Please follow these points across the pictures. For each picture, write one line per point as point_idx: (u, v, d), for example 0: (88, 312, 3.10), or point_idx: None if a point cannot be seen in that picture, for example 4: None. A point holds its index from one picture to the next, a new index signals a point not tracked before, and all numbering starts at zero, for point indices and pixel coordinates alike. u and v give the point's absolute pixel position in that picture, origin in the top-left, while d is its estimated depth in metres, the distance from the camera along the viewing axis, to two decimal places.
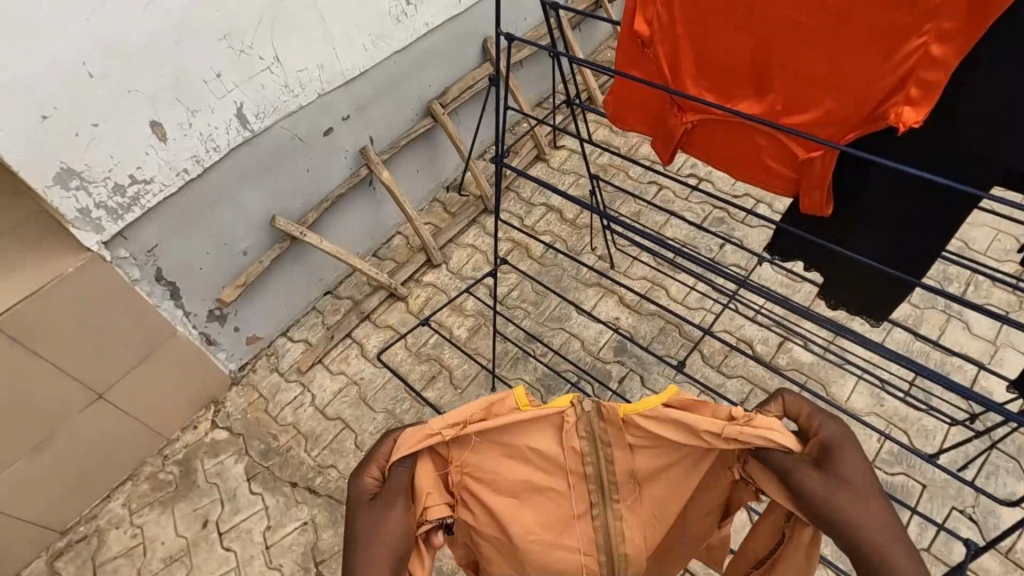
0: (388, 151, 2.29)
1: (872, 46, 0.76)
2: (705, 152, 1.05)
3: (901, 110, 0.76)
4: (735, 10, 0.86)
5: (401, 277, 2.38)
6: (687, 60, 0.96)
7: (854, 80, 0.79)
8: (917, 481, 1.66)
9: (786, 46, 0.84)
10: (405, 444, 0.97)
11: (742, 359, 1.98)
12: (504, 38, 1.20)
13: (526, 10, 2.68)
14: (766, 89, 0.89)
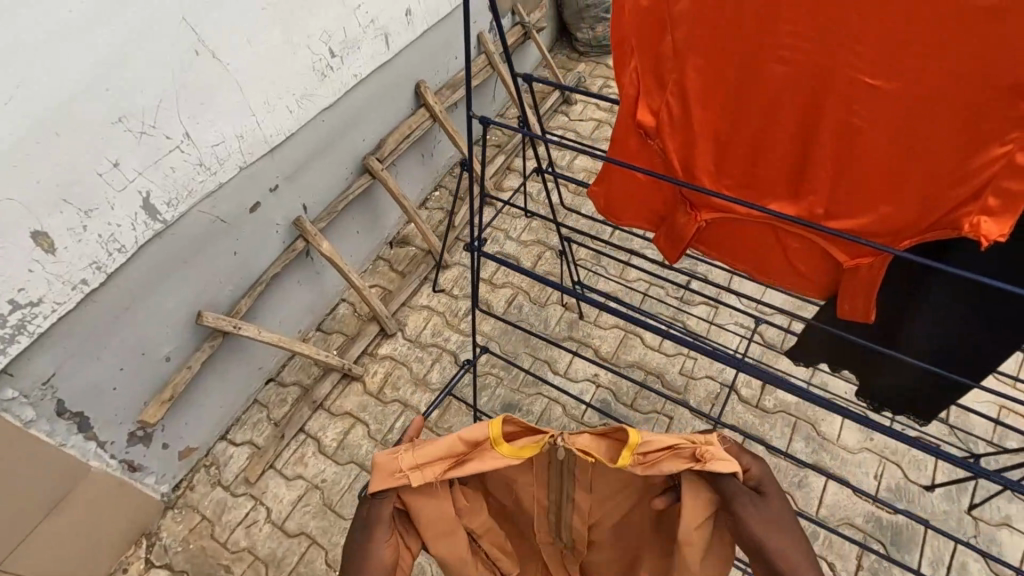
0: (324, 217, 2.05)
1: (943, 151, 0.68)
2: (721, 252, 0.94)
3: (977, 220, 0.68)
4: (771, 107, 0.76)
5: (353, 355, 2.14)
6: (707, 156, 0.85)
7: (917, 186, 0.71)
8: (919, 517, 1.65)
9: (834, 147, 0.75)
10: (380, 481, 0.98)
11: (730, 407, 1.91)
12: (477, 120, 1.03)
13: (457, 48, 2.51)
14: (805, 190, 0.81)
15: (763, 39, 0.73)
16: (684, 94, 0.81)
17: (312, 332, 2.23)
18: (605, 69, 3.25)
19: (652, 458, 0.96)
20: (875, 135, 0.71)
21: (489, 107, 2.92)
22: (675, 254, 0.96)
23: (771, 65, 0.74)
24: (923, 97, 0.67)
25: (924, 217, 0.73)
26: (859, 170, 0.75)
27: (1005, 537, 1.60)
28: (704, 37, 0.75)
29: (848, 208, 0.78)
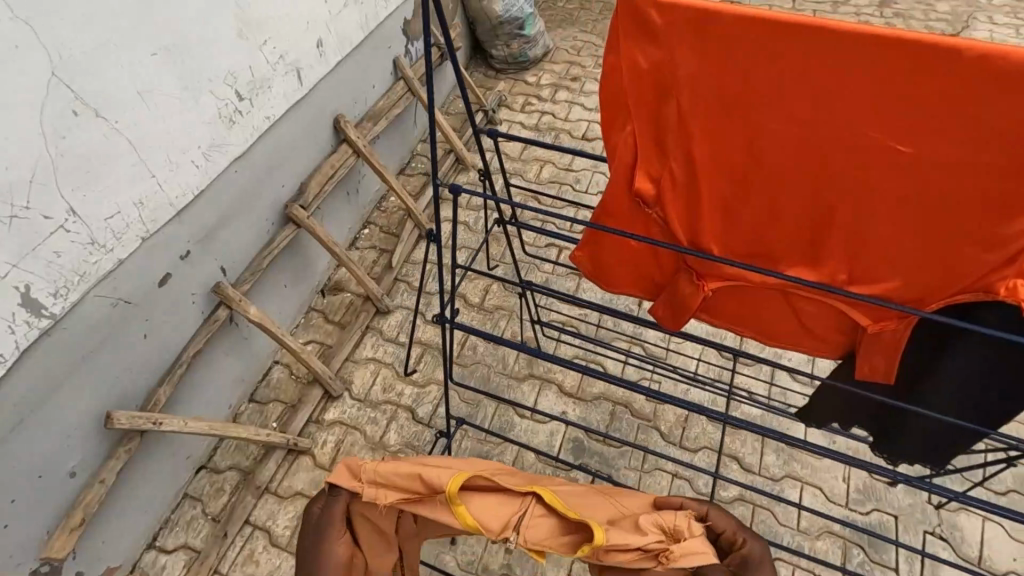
0: (248, 278, 1.82)
1: (972, 216, 0.66)
2: (728, 316, 0.90)
3: (1015, 283, 0.68)
4: (794, 175, 0.71)
5: (296, 427, 1.93)
6: (714, 222, 0.79)
7: (950, 250, 0.69)
8: (889, 513, 1.72)
9: (854, 212, 0.71)
10: (343, 479, 1.01)
11: (701, 428, 1.89)
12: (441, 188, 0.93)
13: (374, 76, 2.35)
14: (824, 256, 0.77)
15: (778, 106, 0.67)
16: (689, 160, 0.74)
17: (244, 404, 1.99)
18: (525, 85, 3.18)
19: (610, 559, 0.88)
20: (900, 201, 0.68)
21: (412, 134, 2.76)
22: (677, 323, 0.91)
23: (787, 132, 0.68)
24: (955, 164, 0.63)
25: (950, 277, 0.71)
26: (882, 234, 0.71)
27: (965, 520, 1.69)
28: (710, 102, 0.69)
29: (868, 269, 0.75)
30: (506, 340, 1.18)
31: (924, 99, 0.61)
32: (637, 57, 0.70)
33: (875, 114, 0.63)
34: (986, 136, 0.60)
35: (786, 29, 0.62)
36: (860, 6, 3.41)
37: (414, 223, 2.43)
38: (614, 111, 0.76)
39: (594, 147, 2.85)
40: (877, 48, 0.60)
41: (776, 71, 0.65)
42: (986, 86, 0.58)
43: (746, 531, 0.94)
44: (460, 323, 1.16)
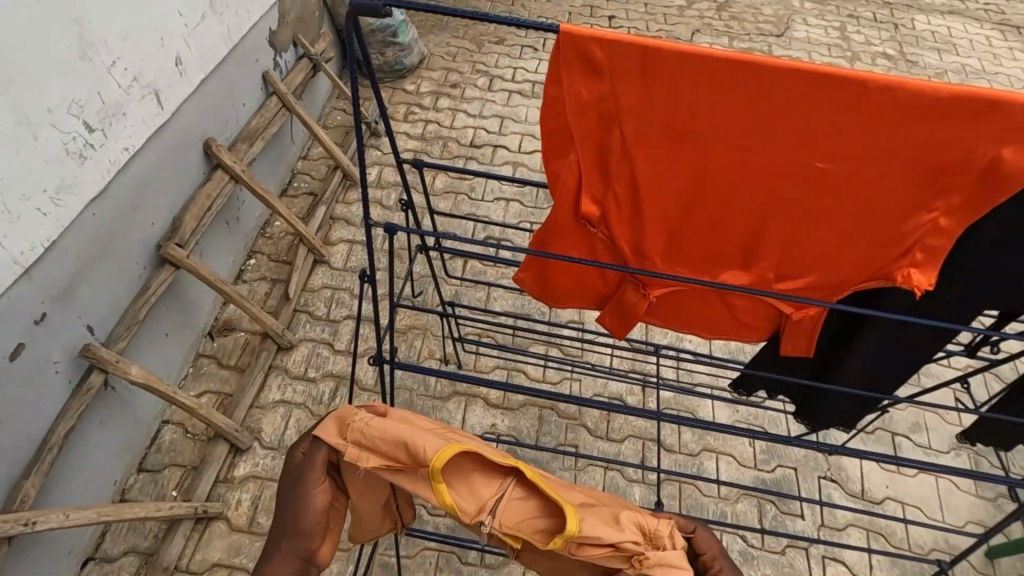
0: (124, 334, 1.59)
1: (871, 213, 0.78)
2: (677, 312, 1.03)
3: (908, 271, 0.82)
4: (733, 195, 0.81)
5: (202, 492, 1.72)
6: (657, 229, 0.87)
7: (857, 248, 0.83)
8: (790, 466, 1.93)
9: (778, 213, 0.82)
10: (330, 432, 0.94)
11: (623, 418, 1.99)
12: (385, 232, 0.89)
13: (243, 93, 2.15)
14: (757, 259, 0.89)
15: (720, 136, 0.74)
16: (634, 178, 0.81)
17: (132, 476, 1.76)
18: (405, 94, 3.10)
19: (583, 554, 0.89)
20: (815, 202, 0.79)
21: (290, 152, 2.57)
22: (630, 326, 1.01)
23: (720, 150, 0.76)
24: (858, 173, 0.74)
25: (854, 262, 0.85)
26: (799, 229, 0.83)
27: (847, 460, 1.95)
28: (651, 127, 0.75)
29: (789, 260, 0.87)
30: (444, 374, 1.15)
31: (834, 123, 0.70)
32: (581, 91, 0.72)
33: (794, 135, 0.72)
34: (882, 150, 0.71)
35: (720, 66, 0.67)
36: (701, 10, 3.76)
37: (306, 248, 2.27)
38: (557, 138, 0.78)
39: (484, 154, 2.86)
40: (797, 82, 0.67)
41: (711, 100, 0.71)
42: (887, 112, 0.67)
43: (726, 559, 0.99)
44: (398, 362, 1.10)
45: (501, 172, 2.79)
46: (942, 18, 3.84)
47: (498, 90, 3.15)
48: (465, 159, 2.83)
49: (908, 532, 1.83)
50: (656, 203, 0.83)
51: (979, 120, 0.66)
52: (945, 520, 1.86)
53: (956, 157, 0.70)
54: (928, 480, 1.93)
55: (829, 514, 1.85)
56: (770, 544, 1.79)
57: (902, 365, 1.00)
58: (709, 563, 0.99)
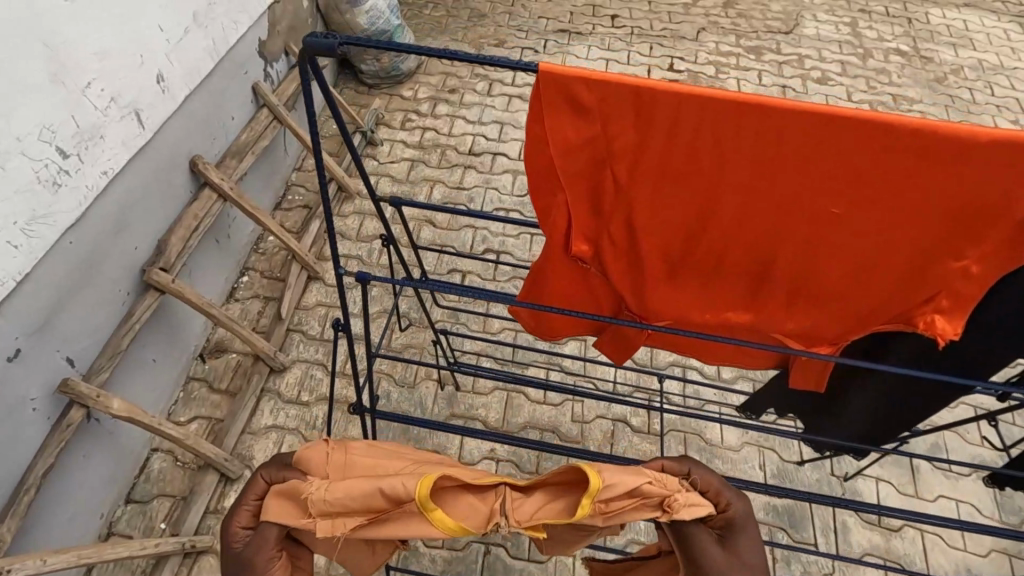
0: (106, 365, 1.54)
1: (896, 263, 0.69)
2: (674, 352, 0.92)
3: (932, 318, 0.71)
4: (729, 234, 0.71)
5: (190, 526, 1.66)
6: (653, 276, 0.78)
7: (872, 292, 0.72)
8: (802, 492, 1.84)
9: (788, 263, 0.72)
10: (287, 515, 0.82)
11: (627, 442, 1.91)
12: (359, 281, 0.82)
13: (232, 106, 2.08)
14: (758, 304, 0.78)
15: (710, 172, 0.65)
16: (628, 222, 0.72)
17: (120, 507, 1.71)
18: (402, 100, 3.02)
19: (613, 509, 0.78)
20: (830, 251, 0.70)
21: (283, 165, 2.51)
22: (624, 359, 0.91)
23: (723, 194, 0.67)
24: (881, 219, 0.65)
25: (875, 316, 0.75)
26: (813, 280, 0.73)
27: (863, 484, 1.86)
28: (645, 170, 0.67)
29: (801, 312, 0.77)
30: (428, 424, 1.10)
31: (852, 165, 0.61)
32: (567, 130, 0.64)
33: (807, 178, 0.64)
34: (908, 195, 0.62)
35: (722, 105, 0.59)
36: (708, 7, 3.65)
37: (299, 265, 2.21)
38: (541, 180, 0.70)
39: (483, 162, 2.78)
40: (812, 120, 0.59)
41: (712, 141, 0.63)
42: (898, 143, 0.59)
43: (730, 489, 0.85)
44: (379, 411, 1.06)
45: (500, 181, 2.71)
46: (958, 11, 3.71)
47: (498, 94, 3.07)
48: (464, 168, 2.75)
49: (928, 562, 1.74)
50: (641, 245, 0.74)
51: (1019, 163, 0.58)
52: (968, 549, 1.76)
53: (995, 204, 0.61)
54: (947, 505, 1.84)
55: (844, 543, 1.76)
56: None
57: (909, 419, 0.89)
58: (715, 498, 0.85)
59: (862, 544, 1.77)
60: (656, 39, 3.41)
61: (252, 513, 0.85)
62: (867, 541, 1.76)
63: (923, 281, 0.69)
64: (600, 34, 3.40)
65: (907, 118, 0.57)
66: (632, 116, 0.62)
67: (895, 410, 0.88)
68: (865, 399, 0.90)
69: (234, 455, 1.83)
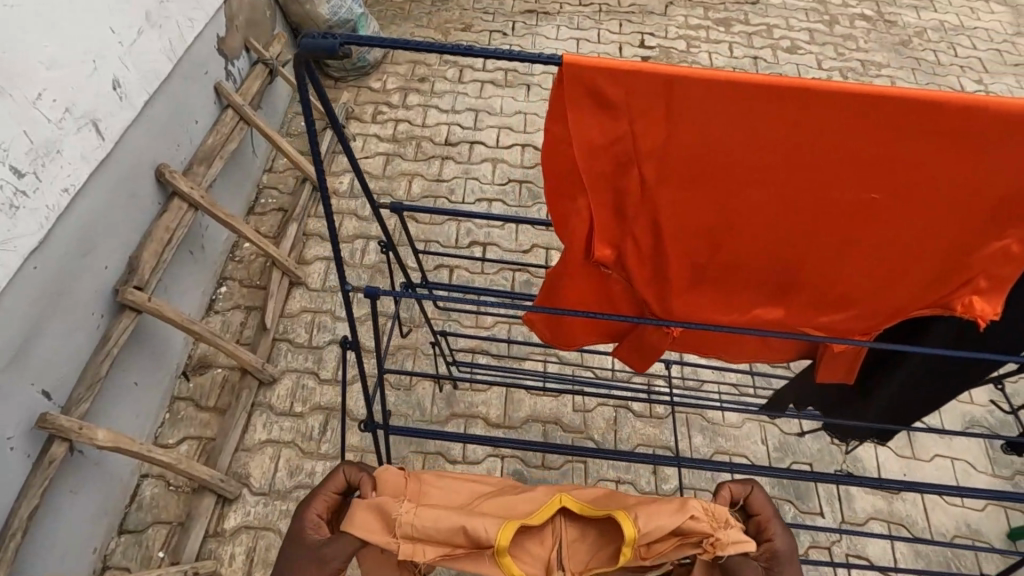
0: (86, 395, 1.45)
1: (934, 247, 0.67)
2: (697, 351, 0.89)
3: (969, 300, 0.70)
4: (761, 229, 0.68)
5: (191, 552, 1.60)
6: (680, 276, 0.74)
7: (907, 279, 0.71)
8: (805, 462, 1.87)
9: (823, 254, 0.70)
10: (373, 530, 0.80)
11: (630, 427, 1.91)
12: (366, 296, 0.77)
13: (195, 110, 1.97)
14: (788, 298, 0.76)
15: (743, 165, 0.62)
16: (655, 222, 0.68)
17: (114, 539, 1.63)
18: (371, 92, 2.92)
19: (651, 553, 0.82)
20: (866, 239, 0.67)
21: (253, 167, 2.40)
22: (649, 360, 0.87)
23: (756, 187, 0.64)
24: (919, 202, 0.63)
25: (912, 302, 0.73)
26: (847, 270, 0.71)
27: (863, 450, 1.90)
28: (674, 167, 0.63)
29: (834, 303, 0.75)
30: (442, 435, 1.09)
31: (892, 146, 0.59)
32: (590, 130, 0.60)
33: (845, 166, 0.61)
34: (947, 176, 0.61)
35: (760, 92, 0.56)
36: None
37: (280, 270, 2.13)
38: (560, 183, 0.66)
39: (460, 152, 2.71)
40: (851, 102, 0.56)
41: (747, 131, 0.59)
42: (939, 121, 0.57)
43: (778, 524, 0.84)
44: (390, 425, 1.01)
45: (480, 171, 2.65)
46: None
47: (469, 81, 2.99)
48: (441, 159, 2.68)
49: (929, 520, 1.78)
50: (668, 247, 0.71)
51: None
52: (966, 505, 1.82)
53: None
54: (944, 463, 1.89)
55: (848, 510, 1.79)
56: None
57: (936, 397, 0.90)
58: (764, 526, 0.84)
59: (866, 509, 1.80)
60: (625, 16, 3.36)
61: (328, 505, 0.86)
62: (871, 505, 1.80)
63: (960, 263, 0.68)
64: (568, 13, 3.33)
65: (949, 97, 0.55)
66: (663, 111, 0.59)
67: (930, 381, 0.88)
68: (892, 382, 0.90)
69: (230, 474, 1.77)
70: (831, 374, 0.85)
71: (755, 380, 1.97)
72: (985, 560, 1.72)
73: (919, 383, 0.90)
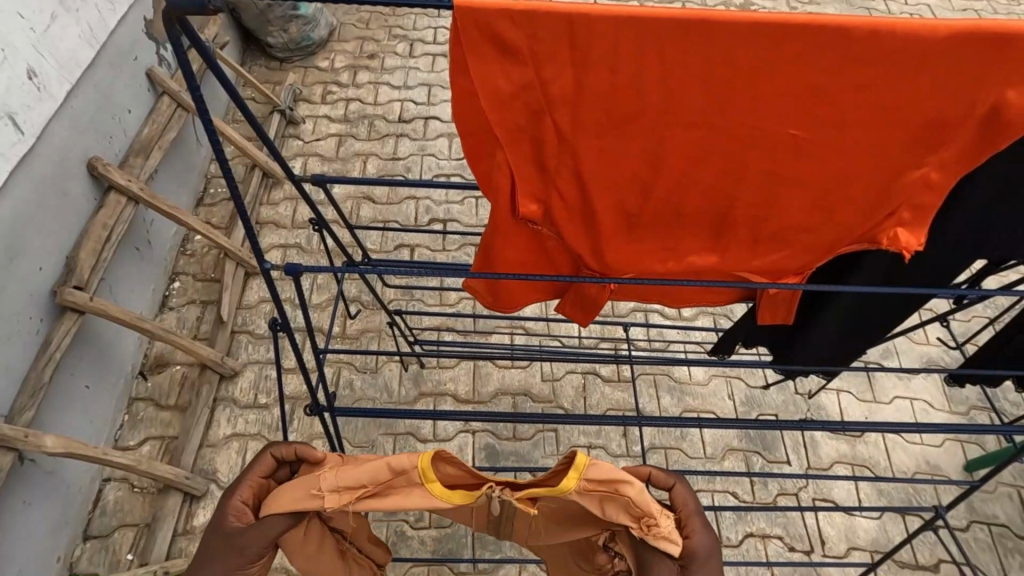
0: (30, 403, 1.40)
1: (857, 180, 0.66)
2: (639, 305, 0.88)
3: (895, 232, 0.70)
4: (686, 173, 0.67)
5: (160, 552, 1.57)
6: (613, 228, 0.72)
7: (834, 217, 0.70)
8: (770, 413, 1.91)
9: (751, 196, 0.68)
10: (298, 494, 0.77)
11: (599, 391, 1.92)
12: (285, 271, 0.73)
13: (125, 98, 1.88)
14: (722, 245, 0.75)
15: (660, 105, 0.60)
16: (580, 173, 0.66)
17: (78, 547, 1.60)
18: (318, 72, 2.82)
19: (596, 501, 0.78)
20: (792, 176, 0.66)
21: (198, 157, 2.31)
22: (590, 315, 0.84)
23: (676, 129, 0.62)
24: (837, 135, 0.63)
25: (843, 238, 0.72)
26: (777, 211, 0.70)
27: (827, 397, 1.94)
28: (590, 114, 0.61)
29: (769, 246, 0.74)
30: (400, 413, 1.04)
31: (802, 78, 0.59)
32: (497, 79, 0.58)
33: (761, 99, 0.60)
34: (862, 105, 0.60)
35: (667, 25, 0.55)
36: None
37: (234, 262, 2.06)
38: (475, 136, 0.63)
39: (415, 129, 2.65)
40: (757, 32, 0.56)
41: (659, 67, 0.58)
42: (846, 46, 0.56)
43: (698, 517, 0.82)
44: (338, 407, 0.98)
45: (436, 147, 2.59)
46: None
47: (420, 55, 2.90)
48: (396, 137, 2.61)
49: (891, 459, 1.84)
50: (595, 200, 0.68)
51: (963, 59, 0.57)
52: (924, 442, 1.88)
53: (946, 104, 0.60)
54: (903, 404, 1.94)
55: (814, 456, 1.84)
56: (762, 496, 1.75)
57: (872, 335, 0.90)
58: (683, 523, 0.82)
59: (831, 453, 1.85)
60: None
61: (254, 491, 0.82)
62: (836, 450, 1.85)
63: (883, 195, 0.67)
64: None
65: (855, 21, 0.55)
66: (571, 50, 0.56)
67: (866, 320, 0.88)
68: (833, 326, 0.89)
69: (196, 472, 1.73)
70: (771, 313, 0.83)
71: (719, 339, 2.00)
72: (944, 492, 1.79)
73: (849, 324, 0.89)
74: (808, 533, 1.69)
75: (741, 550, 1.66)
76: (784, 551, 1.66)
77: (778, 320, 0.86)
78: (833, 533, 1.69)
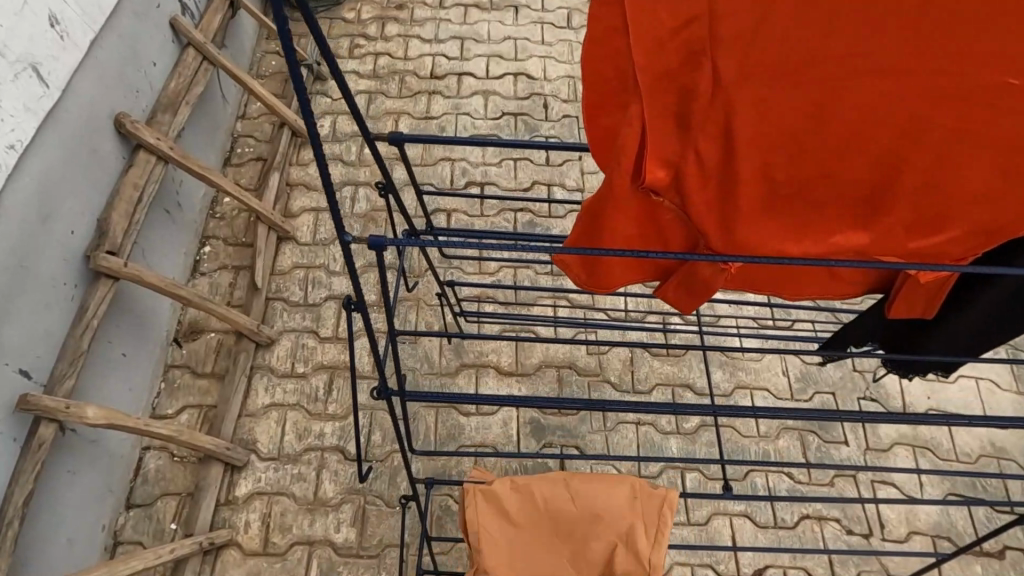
0: (69, 371, 1.35)
1: (1017, 142, 0.63)
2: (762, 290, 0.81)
3: None
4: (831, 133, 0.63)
5: (204, 522, 1.55)
6: (748, 198, 0.66)
7: (995, 186, 0.65)
8: (828, 392, 1.81)
9: (901, 160, 0.64)
10: None
11: (647, 366, 1.84)
12: (373, 246, 0.65)
13: (151, 50, 1.77)
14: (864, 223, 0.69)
15: (807, 51, 0.60)
16: (721, 130, 0.63)
17: (122, 515, 1.58)
18: (345, 24, 2.66)
19: None
20: (948, 138, 0.63)
21: (225, 115, 2.21)
22: (698, 297, 0.78)
23: (820, 82, 0.61)
24: (991, 89, 0.61)
25: (1006, 213, 0.66)
26: (930, 179, 0.65)
27: (888, 376, 1.85)
28: (737, 61, 0.60)
29: (918, 224, 0.68)
30: (470, 399, 0.92)
31: (946, 25, 0.60)
32: (647, 21, 0.60)
33: (908, 45, 0.60)
34: (1012, 55, 0.60)
35: None
36: None
37: (266, 226, 1.98)
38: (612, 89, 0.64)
39: (448, 86, 2.50)
40: None
41: (804, 13, 0.60)
42: None
43: None
44: (409, 392, 0.88)
45: (471, 105, 2.45)
46: None
47: (452, 5, 2.72)
48: (429, 95, 2.48)
49: (954, 442, 1.76)
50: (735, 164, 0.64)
51: None
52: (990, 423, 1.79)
53: None
54: (969, 384, 1.84)
55: (873, 436, 1.75)
56: (818, 478, 1.69)
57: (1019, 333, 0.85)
58: None
59: (890, 434, 1.77)
60: None
61: None
62: (896, 430, 1.76)
63: None
64: None
65: None
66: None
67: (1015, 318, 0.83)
68: (976, 321, 0.85)
69: (236, 441, 1.70)
70: (910, 302, 0.80)
71: (774, 313, 1.90)
72: (1011, 477, 1.71)
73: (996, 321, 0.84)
74: (866, 517, 1.62)
75: (797, 532, 1.60)
76: (842, 535, 1.60)
77: (915, 312, 0.83)
78: (893, 516, 1.62)
